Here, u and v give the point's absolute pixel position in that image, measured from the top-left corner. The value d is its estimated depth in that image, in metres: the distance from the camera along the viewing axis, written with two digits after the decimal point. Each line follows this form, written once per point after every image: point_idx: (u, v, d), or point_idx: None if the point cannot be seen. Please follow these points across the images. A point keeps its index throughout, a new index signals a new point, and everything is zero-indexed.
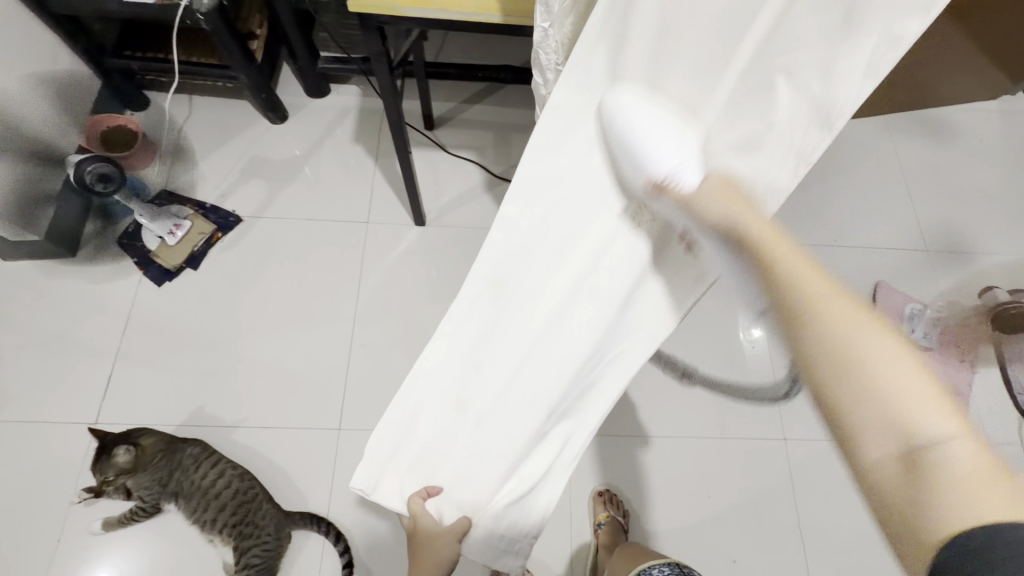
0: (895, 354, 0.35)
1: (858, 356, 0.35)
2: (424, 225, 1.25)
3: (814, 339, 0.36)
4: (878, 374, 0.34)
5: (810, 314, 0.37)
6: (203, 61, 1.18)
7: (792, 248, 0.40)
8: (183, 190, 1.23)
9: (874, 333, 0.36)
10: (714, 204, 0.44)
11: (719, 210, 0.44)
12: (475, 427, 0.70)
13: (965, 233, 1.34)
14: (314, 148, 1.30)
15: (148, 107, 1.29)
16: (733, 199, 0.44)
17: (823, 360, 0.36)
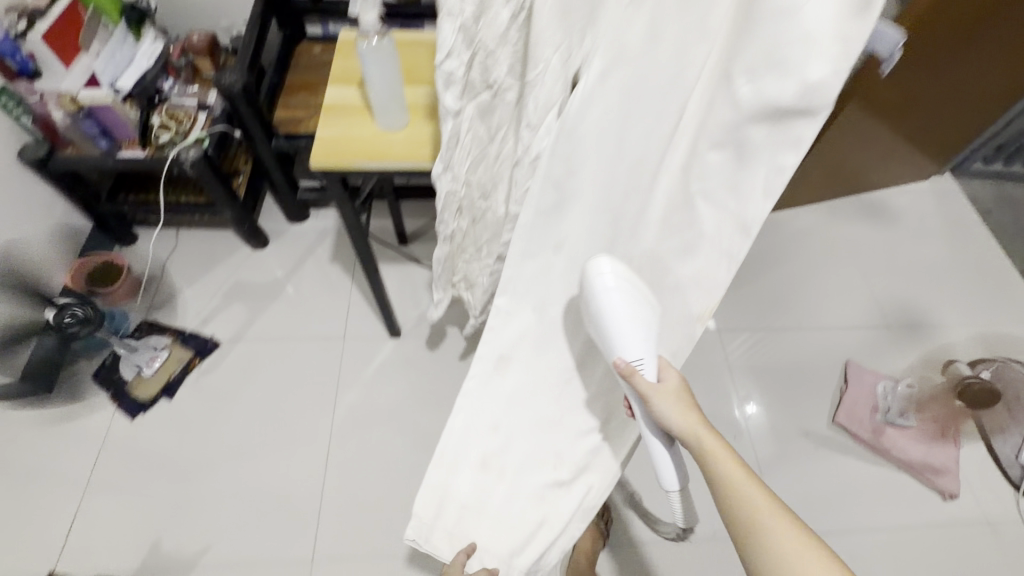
0: (769, 510, 0.56)
1: (777, 558, 0.54)
2: (400, 336, 1.28)
3: (757, 538, 0.55)
4: (770, 528, 0.55)
5: (751, 515, 0.56)
6: (190, 200, 1.26)
7: (730, 456, 0.60)
8: (164, 318, 1.27)
9: (755, 488, 0.58)
10: (674, 417, 0.62)
11: (674, 408, 0.62)
12: (510, 485, 0.81)
13: (924, 308, 1.39)
14: (293, 270, 1.36)
15: (135, 241, 1.36)
16: (684, 391, 0.64)
17: (767, 553, 0.55)
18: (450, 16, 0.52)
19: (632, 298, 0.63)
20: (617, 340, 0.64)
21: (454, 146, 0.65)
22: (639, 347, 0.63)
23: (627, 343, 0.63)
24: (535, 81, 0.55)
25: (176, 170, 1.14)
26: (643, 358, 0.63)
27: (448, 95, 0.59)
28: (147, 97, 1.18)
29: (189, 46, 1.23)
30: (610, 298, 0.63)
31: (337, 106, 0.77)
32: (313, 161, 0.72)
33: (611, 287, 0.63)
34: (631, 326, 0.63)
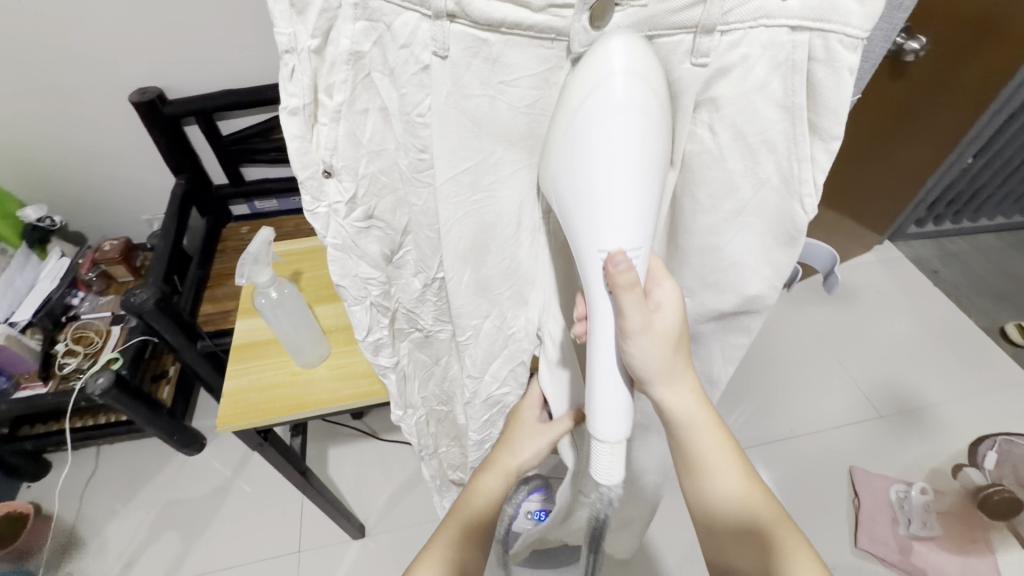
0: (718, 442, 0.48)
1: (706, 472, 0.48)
2: (365, 535, 1.11)
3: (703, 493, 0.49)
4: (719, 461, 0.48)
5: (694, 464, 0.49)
6: (109, 420, 1.13)
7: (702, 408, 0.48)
8: (80, 568, 1.07)
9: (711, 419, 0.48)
10: (648, 354, 0.40)
11: (659, 344, 0.40)
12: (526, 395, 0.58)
13: (911, 390, 1.34)
14: (236, 471, 1.20)
15: (50, 472, 1.19)
16: (681, 311, 0.42)
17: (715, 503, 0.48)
18: (356, 302, 0.41)
19: (664, 150, 0.30)
20: (597, 212, 0.31)
21: (409, 379, 0.55)
22: (653, 221, 0.33)
23: (630, 217, 0.31)
24: (479, 341, 0.46)
25: (87, 399, 1.01)
26: (646, 252, 0.34)
27: (381, 359, 0.48)
28: (53, 320, 1.09)
29: (99, 256, 1.12)
30: (625, 132, 0.28)
31: (248, 345, 0.68)
32: (221, 425, 0.62)
33: (620, 106, 0.28)
34: (642, 189, 0.30)
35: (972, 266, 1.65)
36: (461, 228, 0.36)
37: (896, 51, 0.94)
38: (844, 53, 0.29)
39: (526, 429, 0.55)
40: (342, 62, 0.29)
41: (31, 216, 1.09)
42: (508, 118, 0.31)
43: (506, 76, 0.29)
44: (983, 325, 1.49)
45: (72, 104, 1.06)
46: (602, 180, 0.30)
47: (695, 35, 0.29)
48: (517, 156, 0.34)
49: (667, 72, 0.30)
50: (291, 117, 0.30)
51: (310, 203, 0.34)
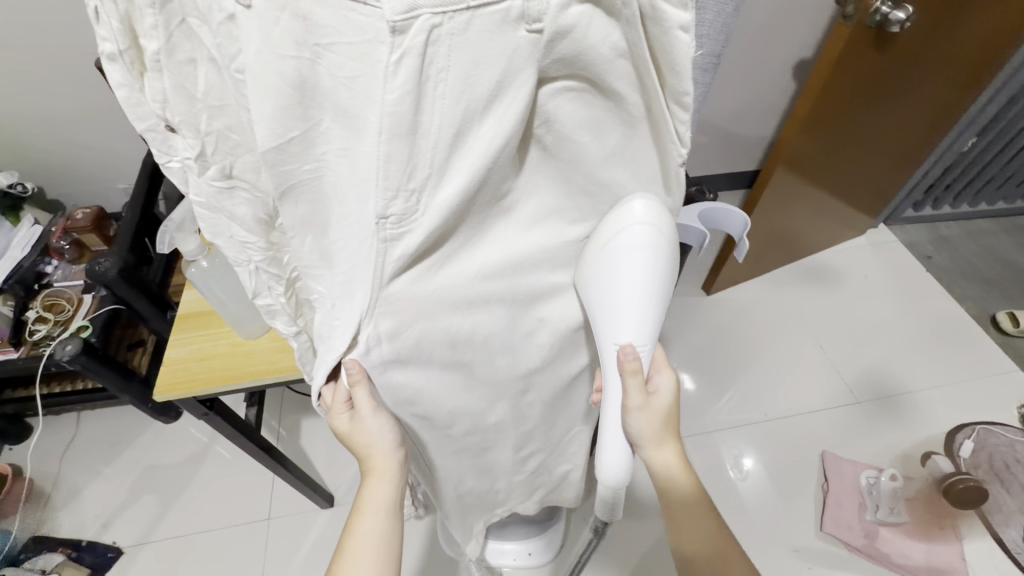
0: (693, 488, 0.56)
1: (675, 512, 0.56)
2: (334, 505, 1.13)
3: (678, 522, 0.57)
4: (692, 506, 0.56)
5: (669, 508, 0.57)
6: (83, 387, 1.14)
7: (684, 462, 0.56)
8: (56, 529, 1.10)
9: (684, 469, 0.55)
10: (643, 426, 0.50)
11: (652, 418, 0.51)
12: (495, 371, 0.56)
13: (889, 375, 1.32)
14: (212, 440, 1.22)
15: (31, 437, 1.21)
16: (675, 394, 0.54)
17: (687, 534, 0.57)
18: (239, 265, 0.42)
19: (662, 271, 0.45)
20: (616, 313, 0.46)
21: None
22: (654, 323, 0.47)
23: (635, 318, 0.46)
24: (333, 333, 0.43)
25: (58, 365, 1.01)
26: (647, 347, 0.48)
27: (279, 325, 0.47)
28: (26, 287, 1.10)
29: (70, 224, 1.13)
30: (635, 261, 0.44)
31: (191, 314, 0.68)
32: (160, 393, 0.62)
33: (640, 247, 0.43)
34: (637, 295, 0.45)
35: (967, 251, 1.61)
36: (291, 198, 0.34)
37: (880, 22, 0.90)
38: (672, 11, 0.30)
39: (365, 427, 0.52)
40: (147, 7, 0.27)
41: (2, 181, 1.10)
42: (330, 86, 0.30)
43: (320, 39, 0.28)
44: (973, 312, 1.45)
45: (39, 75, 1.05)
46: (616, 287, 0.45)
47: (523, 0, 0.28)
48: (347, 134, 0.32)
49: (503, 41, 0.30)
50: (111, 63, 0.29)
51: (162, 157, 0.35)
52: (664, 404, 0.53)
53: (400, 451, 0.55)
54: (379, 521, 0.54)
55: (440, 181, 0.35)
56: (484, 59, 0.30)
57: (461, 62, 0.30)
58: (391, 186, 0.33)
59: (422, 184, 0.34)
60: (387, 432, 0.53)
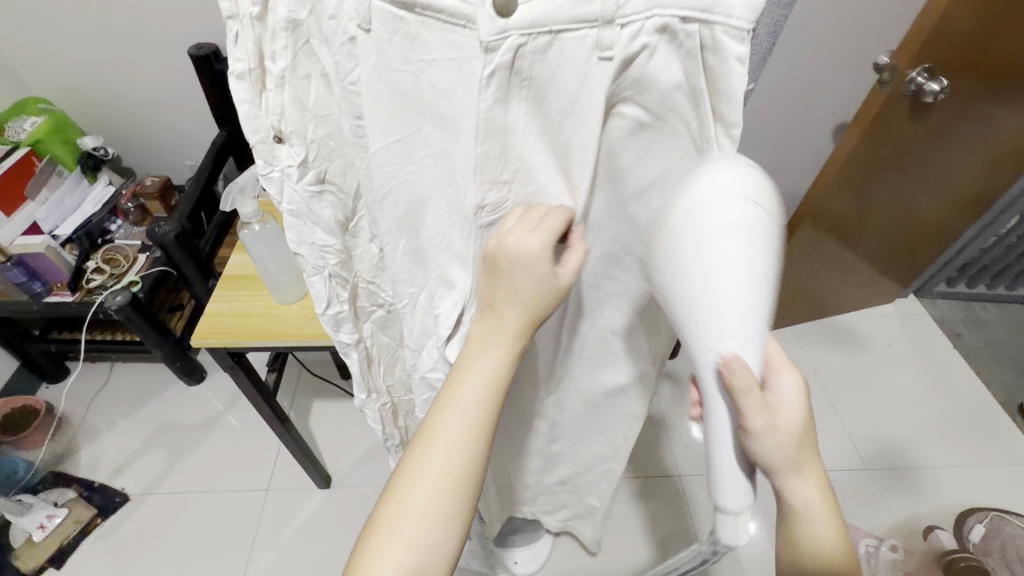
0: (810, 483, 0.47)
1: (801, 528, 0.47)
2: (330, 486, 1.17)
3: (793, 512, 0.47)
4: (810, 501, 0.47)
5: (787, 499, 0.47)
6: (123, 339, 1.22)
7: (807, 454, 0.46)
8: (73, 468, 1.17)
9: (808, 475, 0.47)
10: (765, 440, 0.43)
11: (773, 433, 0.43)
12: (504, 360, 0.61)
13: (902, 446, 1.29)
14: (229, 406, 1.28)
15: (65, 379, 1.30)
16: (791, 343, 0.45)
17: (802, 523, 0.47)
18: (315, 272, 0.49)
19: (766, 266, 0.35)
20: (716, 324, 0.37)
21: (375, 361, 0.62)
22: (761, 327, 0.38)
23: (741, 325, 0.37)
24: (437, 321, 0.48)
25: (105, 312, 1.10)
26: (754, 356, 0.39)
27: (342, 333, 0.56)
28: (91, 240, 1.20)
29: (141, 189, 1.24)
30: (723, 254, 0.34)
31: (235, 276, 0.74)
32: (196, 339, 0.68)
33: (731, 235, 0.34)
34: (747, 300, 0.36)
35: (999, 336, 1.57)
36: (392, 197, 0.40)
37: (914, 92, 0.92)
38: (730, 43, 0.34)
39: (545, 263, 0.40)
40: (282, 29, 0.34)
41: (88, 143, 1.22)
42: (432, 97, 0.36)
43: (425, 55, 0.34)
44: (1000, 397, 1.41)
45: (143, 51, 1.17)
46: (717, 289, 0.35)
47: (599, 30, 0.33)
48: (444, 138, 0.38)
49: (577, 64, 0.35)
50: (240, 81, 0.37)
51: (264, 166, 0.42)
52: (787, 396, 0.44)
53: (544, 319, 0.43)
54: (480, 399, 0.40)
55: (530, 173, 0.40)
56: (568, 70, 0.35)
57: (548, 77, 0.35)
58: (488, 178, 0.39)
59: (513, 175, 0.40)
60: (561, 286, 0.42)
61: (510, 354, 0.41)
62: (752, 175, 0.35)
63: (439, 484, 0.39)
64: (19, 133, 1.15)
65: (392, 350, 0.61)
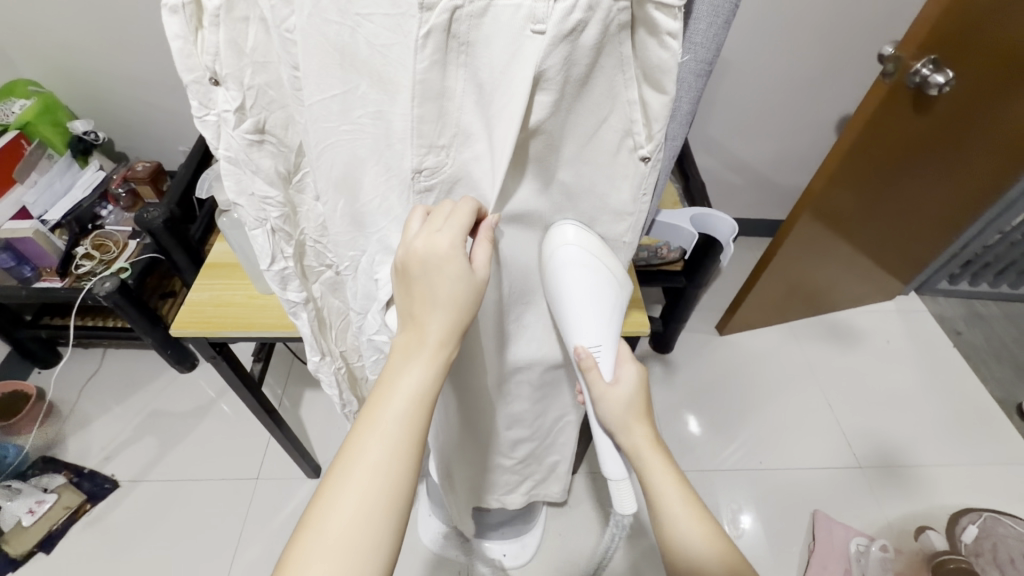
0: (673, 490, 0.50)
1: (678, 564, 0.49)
2: (320, 476, 1.16)
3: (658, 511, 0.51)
4: (672, 508, 0.50)
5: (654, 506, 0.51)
6: (113, 325, 1.22)
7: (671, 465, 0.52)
8: (64, 455, 1.17)
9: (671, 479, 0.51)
10: (609, 417, 0.52)
11: (617, 408, 0.51)
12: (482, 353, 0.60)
13: (895, 444, 1.28)
14: (220, 394, 1.28)
15: (56, 365, 1.30)
16: (641, 385, 0.53)
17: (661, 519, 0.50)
18: (256, 224, 0.47)
19: (605, 283, 0.49)
20: (575, 321, 0.50)
21: (326, 325, 0.61)
22: (603, 328, 0.50)
23: (587, 322, 0.50)
24: (378, 285, 0.50)
25: (93, 299, 1.09)
26: (602, 347, 0.51)
27: (290, 292, 0.53)
28: (80, 225, 1.19)
29: (131, 174, 1.22)
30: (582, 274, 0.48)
31: (218, 264, 0.73)
32: (177, 329, 0.67)
33: (575, 264, 0.47)
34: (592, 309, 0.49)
35: (1000, 333, 1.54)
36: (327, 154, 0.40)
37: (919, 83, 0.89)
38: (664, 21, 0.33)
39: (457, 259, 0.40)
40: None
41: (78, 127, 1.20)
42: (367, 53, 0.35)
43: (361, 8, 0.33)
44: (998, 396, 1.39)
45: (131, 31, 1.15)
46: (571, 303, 0.49)
47: (531, 2, 0.32)
48: (381, 98, 0.37)
49: (509, 33, 0.33)
50: (172, 15, 0.33)
51: (200, 110, 0.39)
52: (639, 402, 0.53)
53: (469, 325, 0.42)
54: (406, 409, 0.40)
55: (468, 140, 0.39)
56: (508, 41, 0.34)
57: (483, 45, 0.34)
58: (425, 143, 0.39)
59: (451, 142, 0.39)
60: (476, 284, 0.41)
61: (434, 368, 0.41)
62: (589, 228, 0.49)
63: (364, 502, 0.37)
64: (7, 116, 1.13)
65: (341, 310, 0.61)
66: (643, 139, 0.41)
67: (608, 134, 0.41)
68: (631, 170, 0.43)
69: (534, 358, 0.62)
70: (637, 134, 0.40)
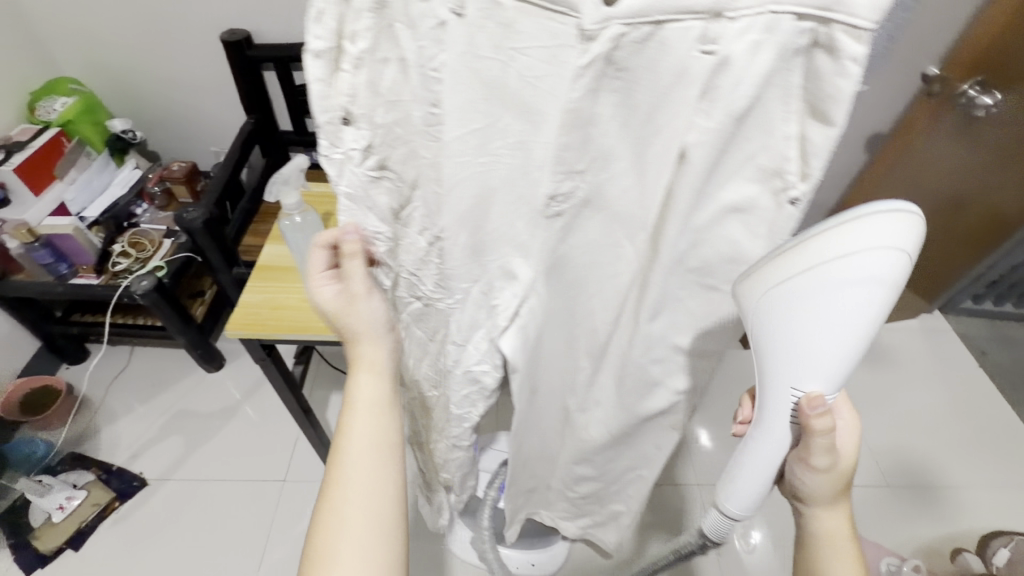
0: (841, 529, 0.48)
1: None
2: None
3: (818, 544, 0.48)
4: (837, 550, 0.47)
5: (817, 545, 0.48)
6: (144, 323, 1.23)
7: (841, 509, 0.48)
8: (91, 452, 1.17)
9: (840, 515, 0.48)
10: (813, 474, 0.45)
11: (828, 463, 0.44)
12: None
13: (922, 463, 1.28)
14: (247, 396, 1.28)
15: (85, 361, 1.30)
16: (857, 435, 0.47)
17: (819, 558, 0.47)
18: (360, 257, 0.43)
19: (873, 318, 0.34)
20: (797, 359, 0.37)
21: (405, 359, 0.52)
22: (842, 372, 0.38)
23: (828, 368, 0.37)
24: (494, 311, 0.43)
25: (129, 297, 1.10)
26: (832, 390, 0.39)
27: (377, 328, 0.46)
28: (116, 223, 1.19)
29: (167, 174, 1.24)
30: (862, 300, 0.33)
31: (270, 266, 0.74)
32: (231, 329, 0.68)
33: (852, 291, 0.32)
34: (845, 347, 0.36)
35: None
36: (453, 188, 0.35)
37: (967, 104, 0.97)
38: (849, 44, 0.26)
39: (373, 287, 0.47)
40: (367, 9, 0.30)
41: (116, 127, 1.21)
42: (518, 86, 0.31)
43: (518, 41, 0.29)
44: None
45: (175, 35, 1.18)
46: (816, 331, 0.35)
47: (705, 21, 0.27)
48: (524, 128, 0.33)
49: (676, 56, 0.28)
50: (315, 58, 0.32)
51: (327, 147, 0.36)
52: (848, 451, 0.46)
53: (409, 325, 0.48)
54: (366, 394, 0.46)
55: (608, 164, 0.34)
56: (667, 69, 0.29)
57: (642, 74, 0.29)
58: (564, 170, 0.33)
59: (589, 166, 0.34)
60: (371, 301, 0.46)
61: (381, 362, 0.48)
62: (908, 226, 0.32)
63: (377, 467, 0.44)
64: (49, 113, 1.15)
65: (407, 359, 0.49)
66: (794, 179, 0.31)
67: (751, 173, 0.32)
68: (769, 217, 0.34)
69: (614, 404, 0.54)
70: (788, 174, 0.31)
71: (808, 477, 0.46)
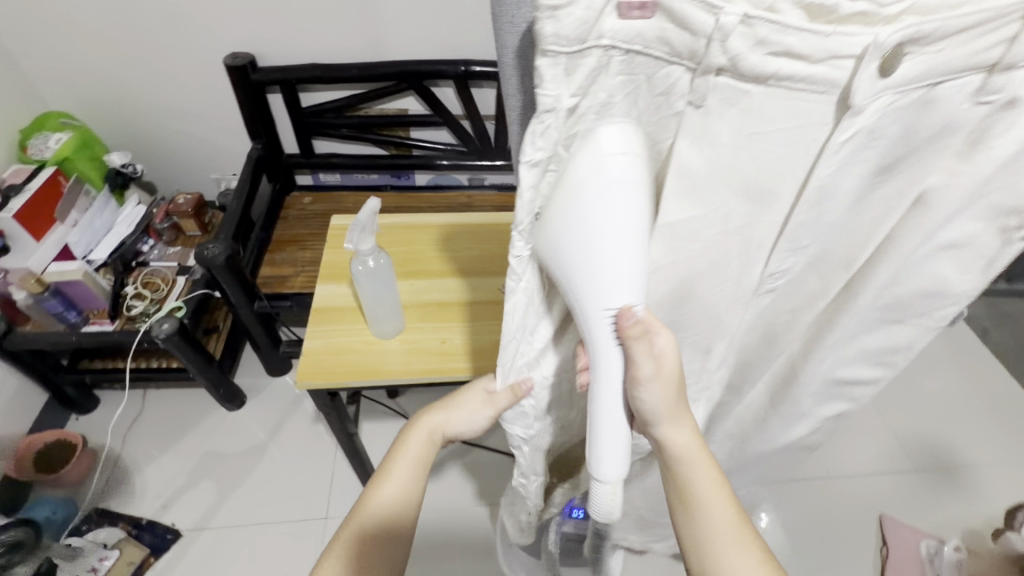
0: (717, 486, 0.46)
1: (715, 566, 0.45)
2: None
3: (684, 499, 0.46)
4: (709, 507, 0.45)
5: (681, 503, 0.46)
6: (160, 366, 1.16)
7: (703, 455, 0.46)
8: (119, 505, 1.11)
9: (708, 464, 0.46)
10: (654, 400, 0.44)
11: (663, 389, 0.43)
12: None
13: (944, 445, 1.32)
14: (275, 432, 1.23)
15: (96, 408, 1.24)
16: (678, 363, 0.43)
17: (689, 514, 0.46)
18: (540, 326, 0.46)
19: (639, 218, 0.34)
20: (593, 276, 0.36)
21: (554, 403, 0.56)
22: (640, 283, 0.38)
23: (617, 280, 0.37)
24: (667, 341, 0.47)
25: (150, 343, 1.05)
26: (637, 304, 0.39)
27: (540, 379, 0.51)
28: (124, 263, 1.13)
29: (173, 208, 1.17)
30: (619, 207, 0.33)
31: (326, 308, 0.71)
32: (300, 381, 0.65)
33: (617, 191, 0.32)
34: (626, 247, 0.35)
35: None
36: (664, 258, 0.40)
37: None
38: None
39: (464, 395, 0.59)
40: (594, 114, 0.33)
41: (116, 160, 1.15)
42: (747, 165, 0.34)
43: (755, 126, 0.32)
44: None
45: (176, 63, 1.12)
46: (600, 247, 0.35)
47: (985, 76, 0.31)
48: (741, 199, 0.36)
49: (947, 111, 0.33)
50: (529, 169, 0.35)
51: (518, 248, 0.39)
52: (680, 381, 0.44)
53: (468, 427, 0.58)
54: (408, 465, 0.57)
55: (819, 215, 0.38)
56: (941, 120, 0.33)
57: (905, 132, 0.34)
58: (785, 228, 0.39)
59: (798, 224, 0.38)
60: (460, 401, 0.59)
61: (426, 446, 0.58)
62: (633, 129, 0.33)
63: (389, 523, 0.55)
64: (43, 151, 1.08)
65: (586, 391, 0.55)
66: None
67: (984, 210, 0.38)
68: (989, 250, 0.40)
69: None
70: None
71: (655, 412, 0.45)
